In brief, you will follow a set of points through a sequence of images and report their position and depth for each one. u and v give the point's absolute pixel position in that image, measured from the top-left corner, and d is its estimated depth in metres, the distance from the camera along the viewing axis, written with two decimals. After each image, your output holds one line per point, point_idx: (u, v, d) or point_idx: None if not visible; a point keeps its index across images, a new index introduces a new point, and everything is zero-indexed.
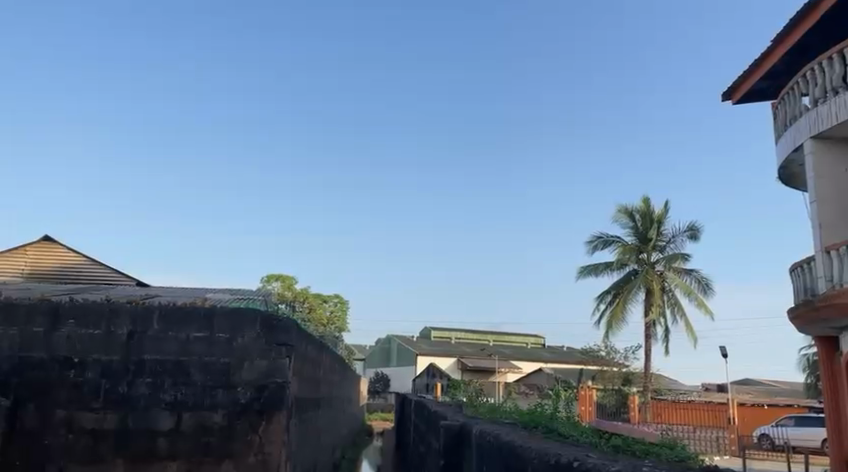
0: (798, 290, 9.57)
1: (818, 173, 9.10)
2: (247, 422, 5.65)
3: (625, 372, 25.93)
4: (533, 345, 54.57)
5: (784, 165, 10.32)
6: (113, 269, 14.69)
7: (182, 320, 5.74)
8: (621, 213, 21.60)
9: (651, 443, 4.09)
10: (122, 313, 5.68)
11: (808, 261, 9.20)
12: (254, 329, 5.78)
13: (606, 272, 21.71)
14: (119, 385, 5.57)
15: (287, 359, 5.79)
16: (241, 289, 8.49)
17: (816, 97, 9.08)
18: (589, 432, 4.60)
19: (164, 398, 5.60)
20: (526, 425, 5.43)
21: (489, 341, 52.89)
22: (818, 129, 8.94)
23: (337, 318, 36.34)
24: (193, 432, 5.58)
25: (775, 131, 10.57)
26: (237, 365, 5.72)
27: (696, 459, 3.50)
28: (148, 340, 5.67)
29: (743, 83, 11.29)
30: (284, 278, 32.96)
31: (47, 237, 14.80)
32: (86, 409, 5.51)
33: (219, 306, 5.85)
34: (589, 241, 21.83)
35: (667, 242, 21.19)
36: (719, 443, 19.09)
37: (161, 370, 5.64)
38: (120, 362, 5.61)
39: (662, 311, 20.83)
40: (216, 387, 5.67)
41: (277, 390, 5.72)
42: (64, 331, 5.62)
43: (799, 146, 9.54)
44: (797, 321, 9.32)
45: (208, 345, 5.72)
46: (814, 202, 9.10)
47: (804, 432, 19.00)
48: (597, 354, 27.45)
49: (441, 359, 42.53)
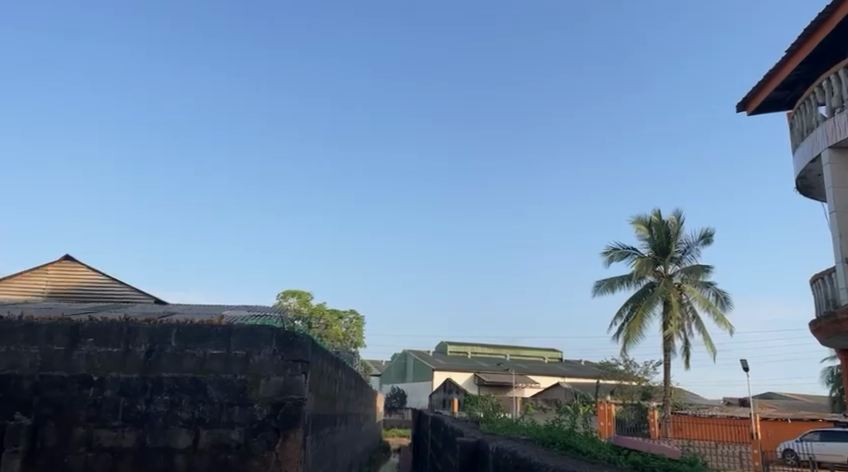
0: (820, 302, 9.41)
1: (838, 183, 8.97)
2: (264, 439, 5.65)
3: (645, 386, 25.65)
4: (550, 359, 54.19)
5: (802, 175, 10.20)
6: (131, 286, 14.85)
7: (199, 337, 5.78)
8: (637, 224, 21.47)
9: (671, 459, 4.01)
10: (140, 331, 5.74)
11: (830, 272, 9.06)
12: (270, 346, 5.81)
13: (622, 285, 21.53)
14: (137, 403, 5.62)
15: (303, 376, 5.79)
16: (256, 306, 8.53)
17: (833, 106, 9.00)
18: (607, 449, 4.55)
19: (182, 415, 5.63)
20: (543, 441, 5.38)
21: (506, 356, 52.59)
22: (836, 139, 8.85)
23: (353, 334, 36.40)
24: (210, 450, 5.59)
25: (792, 141, 10.47)
26: (253, 383, 5.74)
27: None
28: (166, 358, 5.73)
29: (759, 93, 11.20)
30: (300, 294, 33.14)
31: (67, 256, 15.01)
32: (105, 427, 5.56)
33: (237, 323, 5.89)
34: (605, 253, 21.69)
35: (683, 253, 21.02)
36: (742, 459, 18.22)
37: (178, 388, 5.68)
38: (138, 380, 5.67)
39: (681, 324, 20.58)
40: (233, 405, 5.69)
41: (294, 407, 5.70)
42: (83, 350, 5.68)
43: (817, 156, 9.44)
44: (819, 334, 9.18)
45: (225, 362, 5.76)
46: (834, 212, 8.98)
47: (829, 447, 18.65)
48: (615, 368, 27.16)
49: (457, 374, 42.36)
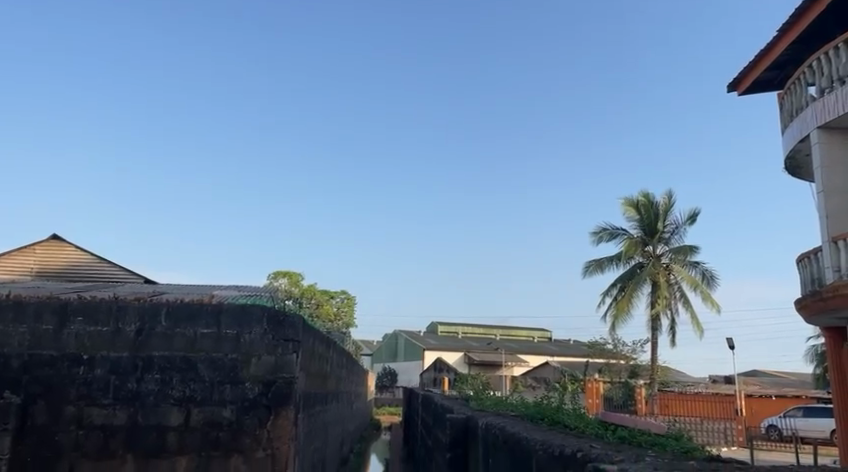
0: (805, 281, 9.52)
1: (825, 164, 9.04)
2: (255, 417, 5.69)
3: (632, 364, 25.97)
4: (540, 338, 54.71)
5: (791, 155, 10.27)
6: (121, 266, 14.78)
7: (189, 317, 5.78)
8: (626, 205, 21.54)
9: (657, 435, 4.07)
10: (129, 310, 5.72)
11: (815, 251, 9.16)
12: (261, 325, 5.82)
13: (611, 265, 21.68)
14: (127, 381, 5.62)
15: (294, 355, 5.82)
16: (247, 286, 8.51)
17: (822, 87, 9.02)
18: (595, 424, 4.61)
19: (173, 393, 5.65)
20: (532, 417, 5.45)
21: (496, 335, 53.03)
22: (824, 120, 8.89)
23: (344, 314, 36.52)
24: (202, 428, 5.62)
25: (781, 121, 10.51)
26: (244, 362, 5.76)
27: (700, 450, 3.43)
28: (156, 337, 5.72)
29: (749, 74, 11.21)
30: (291, 274, 33.15)
31: (54, 236, 14.89)
32: (96, 405, 5.56)
33: (226, 302, 5.89)
34: (594, 233, 21.79)
35: (671, 234, 21.14)
36: (727, 435, 18.76)
37: (169, 367, 5.69)
38: (129, 359, 5.67)
39: (669, 304, 20.79)
40: (224, 383, 5.71)
41: (285, 386, 5.75)
42: (72, 329, 5.67)
43: (805, 137, 9.48)
44: (804, 312, 9.31)
45: (216, 341, 5.77)
46: (821, 192, 9.05)
47: (812, 423, 19.01)
48: (603, 347, 27.50)
49: (448, 354, 42.70)
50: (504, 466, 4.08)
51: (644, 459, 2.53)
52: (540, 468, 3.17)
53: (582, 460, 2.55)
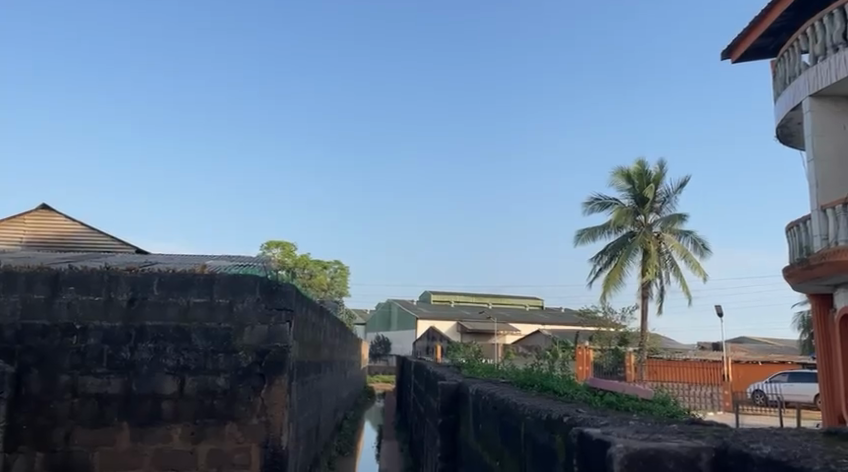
0: (793, 248, 9.62)
1: (816, 131, 9.06)
2: (249, 385, 5.76)
3: (622, 331, 26.31)
4: (532, 307, 55.31)
5: (783, 124, 10.27)
6: (111, 237, 14.73)
7: (182, 286, 5.80)
8: (618, 175, 21.58)
9: (644, 399, 4.16)
10: (121, 279, 5.74)
11: (804, 220, 9.24)
12: (254, 294, 5.84)
13: (602, 235, 21.79)
14: (121, 350, 5.66)
15: (287, 324, 5.85)
16: (240, 256, 8.53)
17: (816, 54, 8.98)
18: (584, 390, 4.69)
19: (167, 363, 5.70)
20: (522, 384, 5.54)
21: (488, 304, 53.60)
22: (817, 87, 8.88)
23: (337, 283, 36.69)
24: (196, 396, 5.68)
25: (774, 89, 10.48)
26: (237, 331, 5.79)
27: (686, 414, 3.51)
28: (149, 306, 5.74)
29: (743, 40, 11.17)
30: (284, 244, 33.15)
31: (44, 206, 14.81)
32: (90, 374, 5.61)
33: (219, 272, 5.90)
34: (586, 204, 21.87)
35: (662, 203, 21.22)
36: (713, 399, 19.10)
37: (162, 336, 5.73)
38: (121, 328, 5.69)
39: (659, 272, 21.03)
40: (218, 353, 5.76)
41: (279, 354, 5.79)
42: (64, 298, 5.68)
43: (798, 105, 9.48)
44: (791, 280, 9.43)
45: (209, 310, 5.80)
46: (812, 160, 9.08)
47: (797, 388, 19.46)
48: (594, 315, 27.86)
49: (441, 323, 43.14)
50: (494, 430, 4.15)
51: (628, 422, 2.59)
52: (528, 433, 3.25)
53: (569, 425, 2.60)
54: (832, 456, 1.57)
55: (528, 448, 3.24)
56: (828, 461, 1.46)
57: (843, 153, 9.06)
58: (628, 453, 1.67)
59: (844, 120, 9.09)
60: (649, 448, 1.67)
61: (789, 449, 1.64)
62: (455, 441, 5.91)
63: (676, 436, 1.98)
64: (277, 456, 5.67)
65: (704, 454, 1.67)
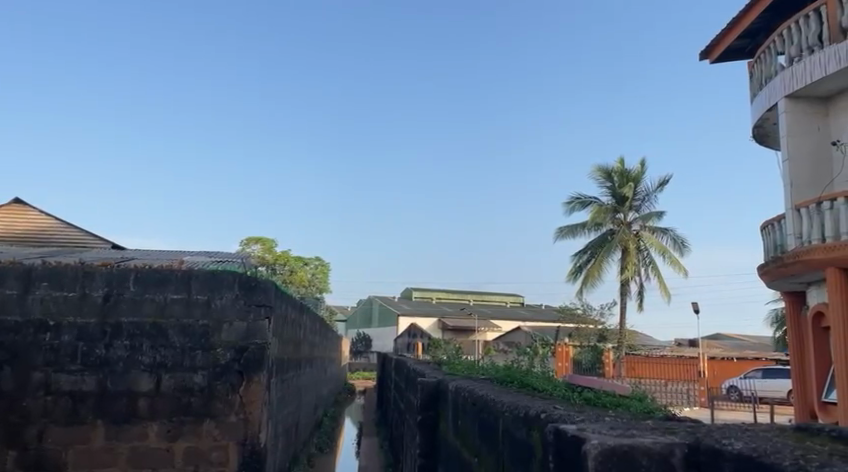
0: (768, 247, 9.78)
1: (791, 132, 9.20)
2: (227, 382, 5.70)
3: (600, 328, 26.56)
4: (513, 303, 55.63)
5: (759, 124, 10.42)
6: (88, 232, 14.52)
7: (159, 283, 5.72)
8: (598, 173, 21.75)
9: (621, 396, 4.17)
10: (96, 275, 5.63)
11: (779, 219, 9.39)
12: (232, 291, 5.79)
13: (582, 232, 21.97)
14: (96, 348, 5.57)
15: (267, 321, 5.81)
16: (219, 252, 8.42)
17: (791, 56, 9.12)
18: (562, 386, 4.72)
19: (143, 360, 5.62)
20: (502, 380, 5.54)
21: (470, 301, 53.79)
22: (793, 88, 9.03)
23: (318, 280, 36.54)
24: (173, 393, 5.62)
25: (751, 89, 10.62)
26: (215, 328, 5.74)
27: (663, 411, 3.51)
28: (125, 303, 5.66)
29: (721, 41, 11.31)
30: (264, 240, 32.94)
31: (17, 200, 14.54)
32: (64, 371, 5.52)
33: (197, 268, 5.83)
34: (566, 203, 22.04)
35: (642, 201, 21.43)
36: (689, 395, 19.27)
37: (139, 333, 5.65)
38: (96, 325, 5.61)
39: (637, 270, 21.31)
40: (195, 350, 5.70)
41: (258, 352, 5.75)
42: (37, 294, 5.58)
43: (773, 106, 9.63)
44: (766, 277, 9.58)
45: (186, 307, 5.73)
46: (787, 160, 9.23)
47: (771, 384, 19.85)
48: (573, 312, 28.10)
49: (422, 320, 43.19)
50: (474, 427, 4.15)
51: (605, 420, 2.59)
52: (506, 429, 3.27)
53: (546, 421, 2.61)
54: (802, 452, 1.59)
55: (506, 444, 3.25)
56: (798, 457, 1.48)
57: (817, 153, 9.22)
58: (602, 450, 1.68)
59: (817, 121, 9.25)
60: (623, 444, 1.68)
61: (759, 444, 1.66)
62: (434, 439, 5.92)
63: (651, 433, 2.00)
64: (256, 454, 5.62)
65: (677, 450, 1.68)
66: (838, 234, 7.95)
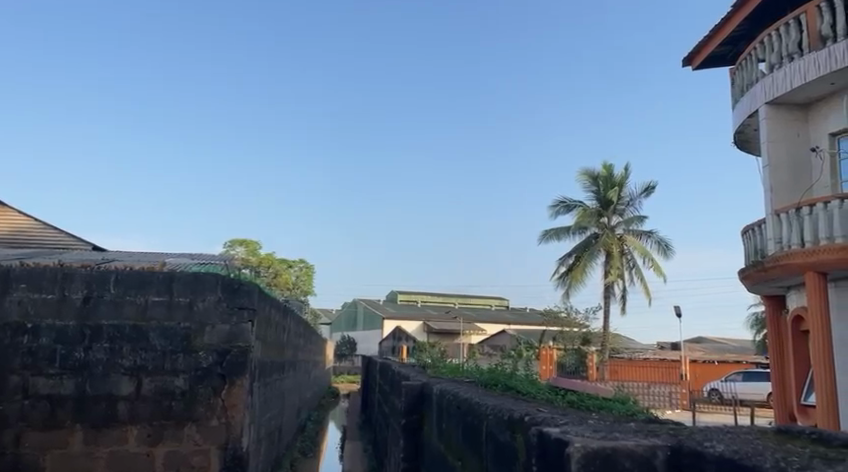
0: (749, 251, 9.89)
1: (771, 138, 9.32)
2: (209, 386, 5.65)
3: (584, 331, 26.73)
4: (498, 306, 55.79)
5: (740, 130, 10.55)
6: (68, 233, 14.33)
7: (140, 284, 5.64)
8: (584, 177, 21.90)
9: (605, 399, 4.18)
10: (76, 277, 5.55)
11: (759, 223, 9.50)
12: (215, 293, 5.73)
13: (567, 236, 22.09)
14: (75, 350, 5.49)
15: (249, 324, 5.76)
16: (201, 253, 8.37)
17: (772, 63, 9.23)
18: (545, 389, 4.73)
19: (123, 363, 5.54)
20: (486, 384, 5.54)
21: (455, 304, 53.88)
22: (773, 95, 9.14)
23: (303, 283, 36.38)
24: (154, 396, 5.55)
25: (732, 95, 10.74)
26: (197, 331, 5.68)
27: (646, 413, 3.53)
28: (104, 305, 5.58)
29: (703, 48, 11.44)
30: (249, 242, 32.76)
31: None
32: (42, 374, 5.43)
33: (179, 270, 5.77)
34: (551, 206, 22.18)
35: (626, 205, 21.60)
36: (671, 398, 19.40)
37: (119, 336, 5.57)
38: (76, 327, 5.52)
39: (621, 274, 21.48)
40: (177, 353, 5.63)
41: (240, 354, 5.70)
42: (15, 296, 5.48)
43: (754, 112, 9.75)
44: (746, 281, 9.68)
45: (167, 309, 5.66)
46: (767, 166, 9.34)
47: (751, 386, 20.12)
48: (558, 315, 28.24)
49: (406, 323, 43.16)
50: (457, 431, 4.15)
51: (588, 422, 2.59)
52: (490, 432, 3.27)
53: (529, 424, 2.62)
54: (783, 454, 1.61)
55: (490, 446, 3.24)
56: (780, 459, 1.49)
57: (796, 159, 9.36)
58: (584, 452, 1.68)
59: (797, 128, 9.39)
60: (606, 447, 1.68)
61: (741, 446, 1.68)
62: (418, 442, 5.90)
63: (633, 435, 2.02)
64: (237, 459, 5.56)
65: (660, 452, 1.69)
66: (816, 239, 8.08)
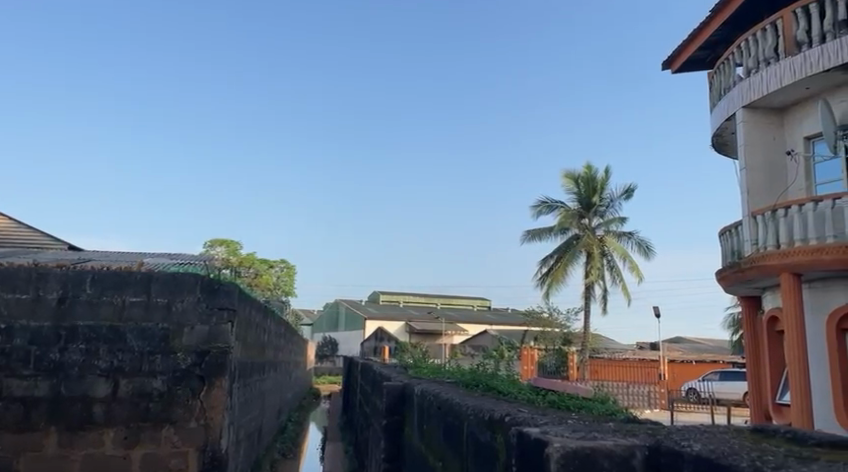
0: (726, 252, 10.03)
1: (748, 142, 9.46)
2: (188, 388, 5.58)
3: (565, 331, 26.93)
4: (481, 307, 56.00)
5: (717, 133, 10.71)
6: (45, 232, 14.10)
7: (117, 284, 5.56)
8: (565, 178, 22.07)
9: (583, 398, 4.22)
10: (51, 277, 5.46)
11: (736, 226, 9.64)
12: (194, 294, 5.67)
13: (548, 236, 22.24)
14: (50, 351, 5.40)
15: (229, 324, 5.70)
16: (180, 253, 8.28)
17: (748, 68, 9.37)
18: (526, 389, 4.76)
19: (99, 364, 5.45)
20: (467, 384, 5.56)
21: (437, 305, 53.97)
22: (749, 99, 9.28)
23: (284, 283, 36.17)
24: (131, 398, 5.47)
25: (710, 99, 10.89)
26: (176, 332, 5.62)
27: (624, 413, 3.56)
28: (80, 305, 5.49)
29: (682, 52, 11.59)
30: (230, 242, 32.53)
31: None
32: (15, 376, 5.33)
33: (157, 271, 5.70)
34: (534, 206, 22.33)
35: (607, 206, 21.79)
36: (650, 397, 19.52)
37: (95, 337, 5.48)
38: (51, 328, 5.43)
39: (601, 274, 21.67)
40: (155, 354, 5.56)
41: (219, 355, 5.65)
42: None
43: (731, 115, 9.90)
44: (723, 282, 9.81)
45: (145, 310, 5.59)
46: (744, 169, 9.48)
47: (728, 386, 20.43)
48: (539, 315, 28.42)
49: (388, 323, 43.14)
50: (438, 431, 4.16)
51: (567, 422, 2.60)
52: (471, 432, 3.27)
53: (509, 424, 2.63)
54: (758, 453, 1.63)
55: (470, 446, 3.25)
56: (755, 458, 1.51)
57: (772, 162, 9.50)
58: (564, 453, 1.68)
59: (773, 131, 9.54)
60: (585, 447, 1.69)
61: (717, 445, 1.70)
62: (399, 442, 5.89)
63: (612, 434, 2.03)
64: (216, 460, 5.50)
65: (638, 452, 1.71)
66: (791, 241, 8.22)
